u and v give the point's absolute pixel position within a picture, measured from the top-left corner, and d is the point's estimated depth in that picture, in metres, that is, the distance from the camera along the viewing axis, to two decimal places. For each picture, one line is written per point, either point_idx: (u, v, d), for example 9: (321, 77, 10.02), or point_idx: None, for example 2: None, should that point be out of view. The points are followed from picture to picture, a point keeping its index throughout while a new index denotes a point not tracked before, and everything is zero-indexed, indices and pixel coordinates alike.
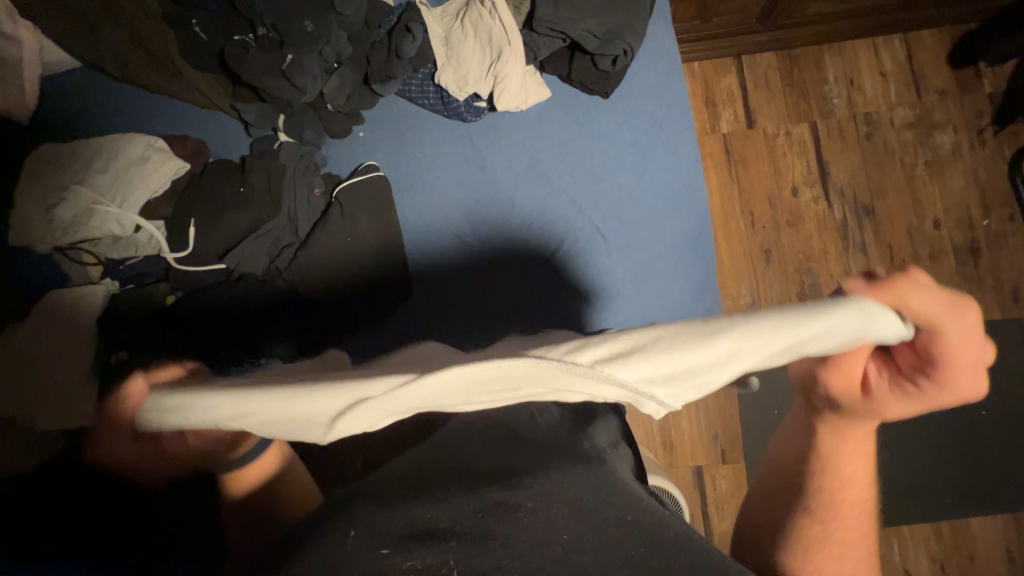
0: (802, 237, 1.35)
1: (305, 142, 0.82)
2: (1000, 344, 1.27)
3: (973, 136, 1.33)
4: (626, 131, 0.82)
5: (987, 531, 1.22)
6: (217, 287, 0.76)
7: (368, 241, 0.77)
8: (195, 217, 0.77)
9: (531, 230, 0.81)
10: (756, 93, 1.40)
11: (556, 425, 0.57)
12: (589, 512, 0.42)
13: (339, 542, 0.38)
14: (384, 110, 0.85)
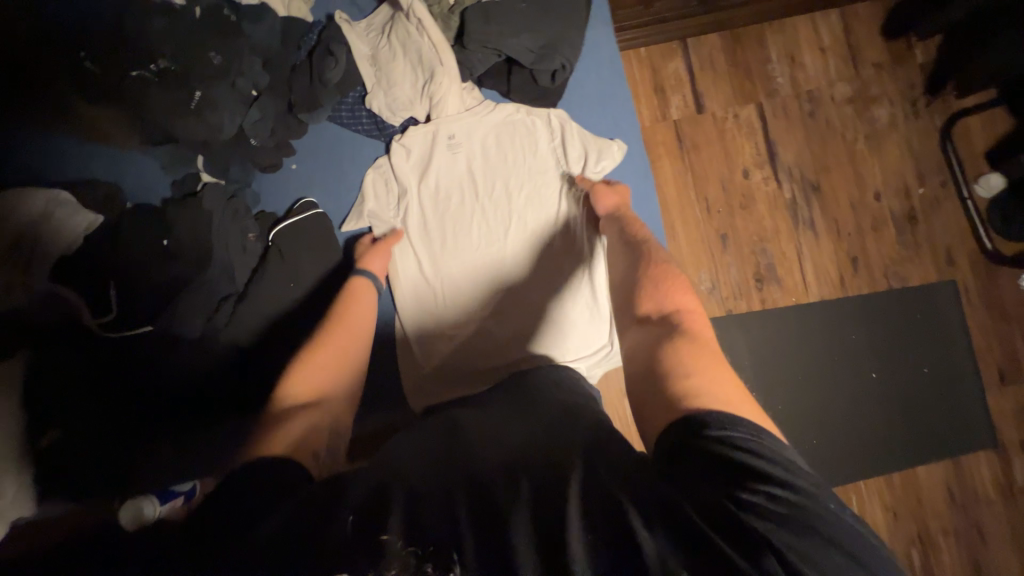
0: (755, 219, 1.38)
1: (230, 181, 0.79)
2: (937, 304, 1.36)
3: (908, 107, 1.38)
4: (541, 123, 0.87)
5: (932, 477, 1.33)
6: (154, 347, 0.74)
7: (313, 281, 0.79)
8: (115, 280, 0.70)
9: (478, 232, 0.86)
10: (703, 76, 1.39)
11: (527, 404, 0.68)
12: (542, 459, 0.54)
13: (338, 519, 0.47)
14: (316, 138, 0.84)
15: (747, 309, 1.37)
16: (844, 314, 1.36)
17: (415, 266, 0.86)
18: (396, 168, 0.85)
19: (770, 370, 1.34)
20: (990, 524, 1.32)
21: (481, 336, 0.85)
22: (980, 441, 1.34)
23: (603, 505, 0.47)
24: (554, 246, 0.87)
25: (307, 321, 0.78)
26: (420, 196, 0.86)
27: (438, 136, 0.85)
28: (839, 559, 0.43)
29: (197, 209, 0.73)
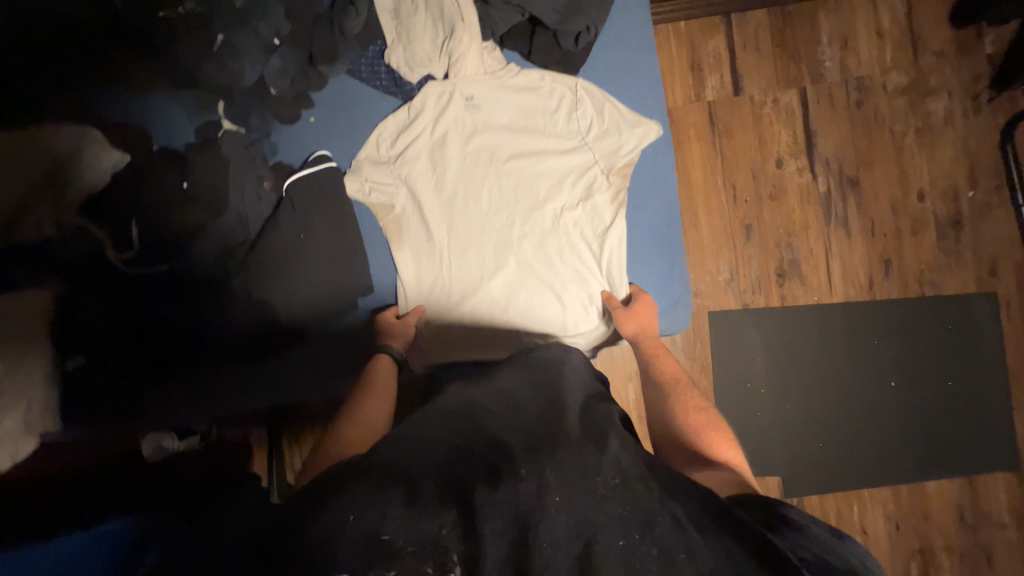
0: (784, 211, 1.32)
1: (247, 130, 0.80)
2: (972, 316, 1.28)
3: (967, 103, 1.27)
4: (560, 89, 0.83)
5: (942, 494, 1.29)
6: (165, 285, 0.78)
7: (322, 236, 0.79)
8: (138, 220, 0.77)
9: (487, 197, 0.83)
10: (744, 56, 1.32)
11: (551, 394, 0.69)
12: (576, 483, 0.55)
13: (354, 504, 0.48)
14: (335, 93, 0.84)
15: (765, 304, 1.32)
16: (868, 318, 1.30)
17: (421, 229, 0.83)
18: (411, 128, 0.83)
19: (782, 370, 1.30)
20: (1000, 548, 1.27)
21: (482, 304, 0.83)
22: (1000, 463, 1.28)
23: (635, 534, 0.50)
24: (566, 220, 0.83)
25: (314, 274, 0.79)
26: (431, 158, 0.83)
27: (456, 98, 0.83)
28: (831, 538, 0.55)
29: (216, 154, 0.77)
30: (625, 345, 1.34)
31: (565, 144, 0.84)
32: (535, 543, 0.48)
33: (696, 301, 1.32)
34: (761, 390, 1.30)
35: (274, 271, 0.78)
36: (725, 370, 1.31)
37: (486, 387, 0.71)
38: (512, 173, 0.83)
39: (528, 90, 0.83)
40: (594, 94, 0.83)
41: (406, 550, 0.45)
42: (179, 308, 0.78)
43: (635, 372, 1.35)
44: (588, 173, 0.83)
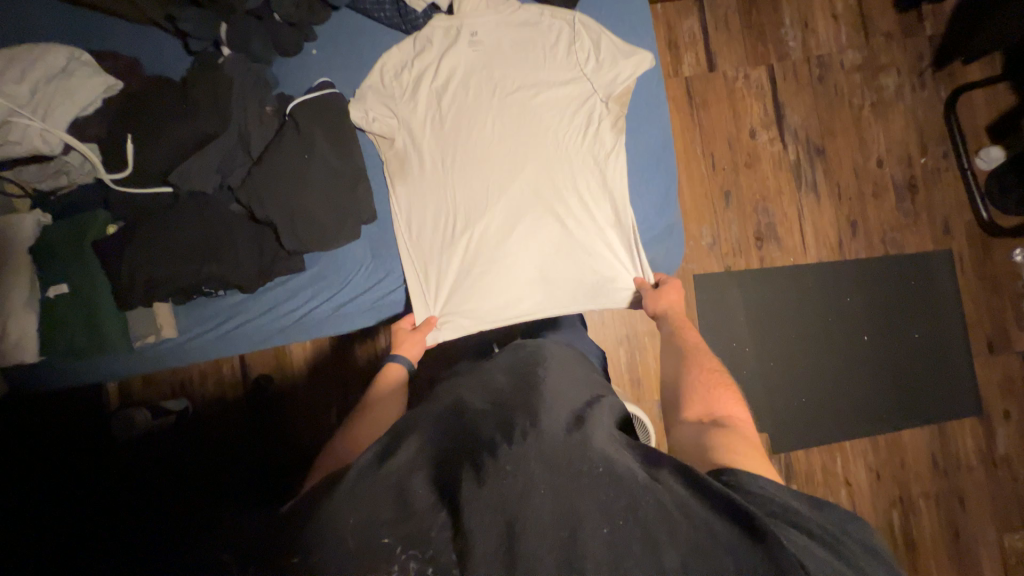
0: (759, 178, 1.40)
1: (252, 57, 0.79)
2: (931, 272, 1.39)
3: (915, 78, 1.41)
4: (560, 24, 0.87)
5: (916, 441, 1.35)
6: (154, 209, 0.74)
7: (326, 158, 0.75)
8: (135, 135, 0.72)
9: (490, 127, 0.85)
10: (717, 36, 1.41)
11: (538, 390, 0.67)
12: (563, 470, 0.51)
13: (344, 511, 0.47)
14: (336, 28, 0.86)
15: (746, 266, 1.38)
16: (840, 277, 1.38)
17: (425, 159, 0.85)
18: (415, 60, 0.85)
19: (764, 328, 1.36)
20: (970, 490, 1.34)
21: (488, 233, 0.84)
22: (965, 408, 1.36)
23: (619, 520, 0.47)
24: (568, 152, 0.86)
25: (316, 201, 0.74)
26: (435, 90, 0.86)
27: (461, 31, 0.86)
28: (798, 504, 0.52)
29: (218, 74, 0.73)
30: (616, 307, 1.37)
31: (564, 76, 0.87)
32: (525, 542, 0.45)
33: (682, 264, 1.37)
34: (746, 347, 1.35)
35: (276, 194, 0.72)
36: (711, 328, 1.35)
37: (475, 385, 0.72)
38: (515, 105, 0.86)
39: (529, 25, 0.87)
40: (591, 28, 0.86)
41: (406, 555, 0.44)
42: (164, 224, 0.72)
43: (626, 334, 1.37)
44: (587, 105, 0.87)
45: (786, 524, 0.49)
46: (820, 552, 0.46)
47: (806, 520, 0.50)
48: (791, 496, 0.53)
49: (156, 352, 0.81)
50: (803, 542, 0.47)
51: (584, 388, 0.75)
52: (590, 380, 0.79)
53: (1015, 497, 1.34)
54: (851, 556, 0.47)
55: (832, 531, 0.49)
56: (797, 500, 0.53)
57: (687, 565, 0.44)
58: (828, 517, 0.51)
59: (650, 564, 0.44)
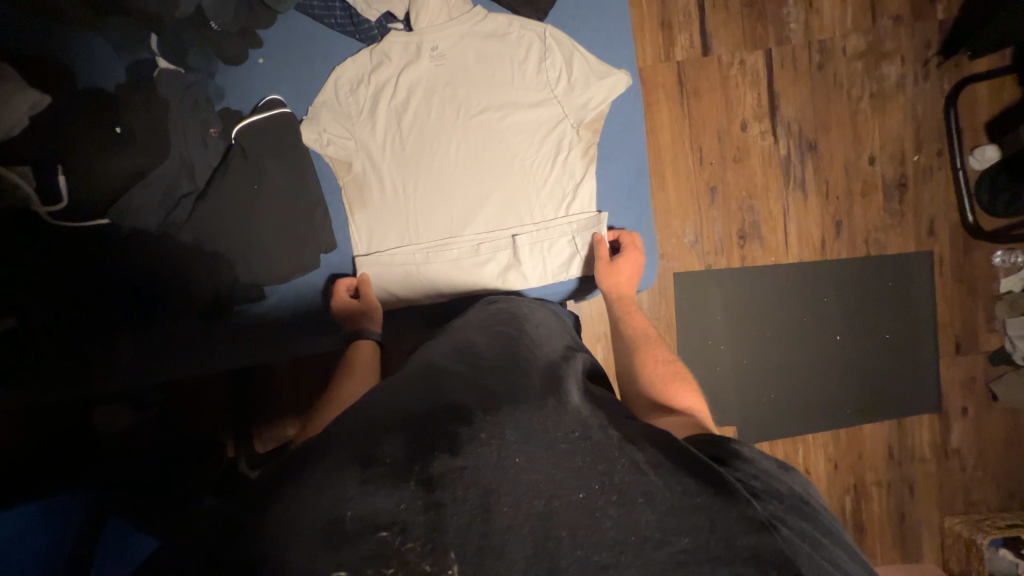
0: (747, 173, 1.35)
1: (190, 69, 0.89)
2: (911, 273, 1.39)
3: (918, 68, 1.33)
4: (529, 38, 0.98)
5: (876, 435, 1.41)
6: (101, 237, 0.85)
7: (275, 181, 0.91)
8: (65, 164, 0.80)
9: (451, 145, 0.99)
10: (714, 15, 1.31)
11: (513, 356, 0.74)
12: (537, 437, 0.56)
13: (322, 501, 0.48)
14: (283, 31, 0.97)
15: (727, 264, 1.36)
16: (820, 276, 1.38)
17: (386, 172, 0.98)
18: (371, 75, 0.96)
19: (740, 325, 1.37)
20: (921, 480, 1.42)
21: (449, 238, 1.00)
22: (926, 405, 1.41)
23: (595, 484, 0.52)
24: (525, 157, 1.00)
25: (269, 218, 0.91)
26: (393, 102, 0.98)
27: (421, 46, 0.97)
28: (773, 470, 0.59)
29: (155, 98, 0.85)
30: (594, 306, 1.34)
31: (532, 88, 0.99)
32: (496, 509, 0.50)
33: (663, 262, 1.35)
34: (721, 345, 1.37)
35: (229, 208, 0.88)
36: (688, 327, 1.36)
37: (448, 345, 0.77)
38: (477, 113, 0.99)
39: (498, 36, 0.98)
40: (563, 44, 0.97)
41: (405, 546, 0.46)
42: (118, 255, 0.86)
43: (604, 332, 1.36)
44: (553, 120, 1.00)
45: (765, 495, 0.55)
46: (794, 520, 0.52)
47: (777, 482, 0.57)
48: (764, 459, 0.61)
49: (129, 376, 0.91)
50: (776, 508, 0.53)
51: (558, 343, 0.85)
52: (562, 333, 0.91)
53: (960, 486, 1.43)
54: (811, 513, 0.54)
55: (800, 495, 0.57)
56: (770, 467, 0.60)
57: (663, 523, 0.49)
58: (792, 478, 0.60)
59: (624, 523, 0.49)
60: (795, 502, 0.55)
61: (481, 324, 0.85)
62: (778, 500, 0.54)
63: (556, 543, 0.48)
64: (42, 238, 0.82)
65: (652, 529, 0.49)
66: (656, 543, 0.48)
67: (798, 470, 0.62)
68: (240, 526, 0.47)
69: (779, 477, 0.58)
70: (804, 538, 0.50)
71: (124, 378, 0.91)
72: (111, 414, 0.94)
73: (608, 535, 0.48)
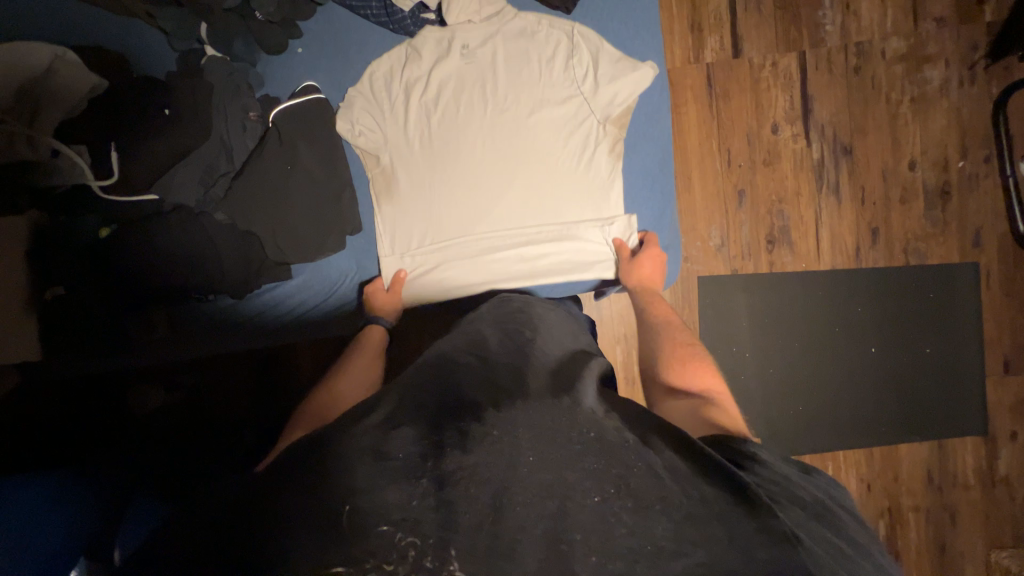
0: (777, 177, 1.31)
1: (235, 56, 0.95)
2: (954, 286, 1.31)
3: (964, 71, 1.28)
4: (559, 32, 1.00)
5: (914, 456, 1.33)
6: (140, 214, 0.90)
7: (306, 167, 0.95)
8: (116, 144, 0.86)
9: (478, 139, 1.00)
10: (746, 17, 1.29)
11: (525, 351, 0.75)
12: (553, 440, 0.55)
13: (335, 493, 0.48)
14: (321, 23, 1.02)
15: (753, 270, 1.32)
16: (853, 285, 1.32)
17: (414, 163, 1.00)
18: (404, 71, 1.00)
19: (766, 335, 1.33)
20: (964, 508, 1.33)
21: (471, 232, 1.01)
22: (971, 427, 1.32)
23: (609, 487, 0.51)
24: (551, 152, 1.01)
25: (296, 207, 0.94)
26: (423, 96, 1.00)
27: (454, 42, 0.99)
28: (790, 474, 0.57)
29: (199, 81, 0.90)
30: (615, 307, 1.31)
31: (559, 85, 1.00)
32: (508, 514, 0.49)
33: (686, 265, 1.32)
34: (745, 353, 1.33)
35: (262, 194, 0.92)
36: (710, 334, 1.32)
37: (466, 340, 0.77)
38: (503, 108, 1.01)
39: (527, 34, 1.00)
40: (590, 40, 0.99)
41: (405, 540, 0.45)
42: (146, 238, 0.87)
43: (624, 334, 1.32)
44: (579, 115, 1.01)
45: (786, 500, 0.52)
46: (817, 529, 0.49)
47: (796, 487, 0.55)
48: (782, 461, 0.59)
49: (158, 353, 0.98)
50: (797, 518, 0.49)
51: (573, 343, 0.86)
52: (577, 338, 0.89)
53: (1008, 518, 1.32)
54: (836, 523, 0.51)
55: (822, 501, 0.54)
56: (787, 469, 0.58)
57: (678, 528, 0.48)
58: (813, 482, 0.57)
59: (640, 529, 0.48)
60: (816, 508, 0.52)
61: (497, 319, 0.86)
62: (799, 507, 0.52)
63: (569, 546, 0.47)
64: (94, 211, 0.89)
65: (667, 537, 0.47)
66: (671, 554, 0.46)
67: (821, 473, 0.60)
68: (260, 501, 0.47)
69: (800, 483, 0.56)
70: (826, 549, 0.46)
71: (156, 354, 0.98)
72: (144, 397, 0.96)
73: (621, 542, 0.47)
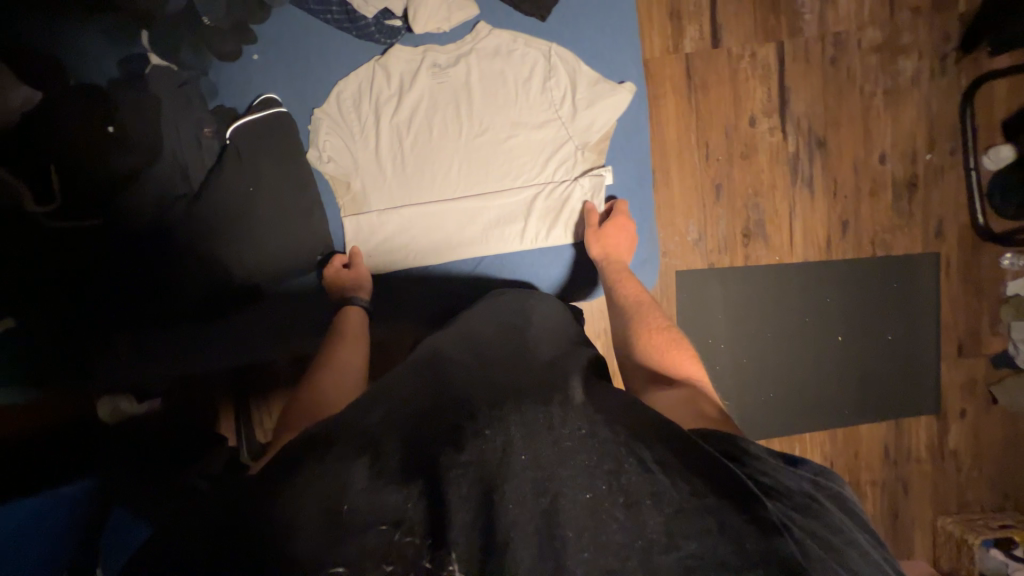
0: (753, 171, 1.32)
1: (183, 64, 0.92)
2: (917, 274, 1.37)
3: (935, 63, 1.29)
4: (535, 52, 1.00)
5: (872, 435, 1.42)
6: (97, 236, 0.90)
7: (269, 181, 0.94)
8: (56, 165, 0.85)
9: (451, 161, 1.00)
10: (725, 5, 1.26)
11: (517, 349, 0.77)
12: (542, 436, 0.56)
13: (323, 496, 0.49)
14: (277, 27, 0.96)
15: (729, 263, 1.35)
16: (823, 276, 1.36)
17: (386, 185, 0.99)
18: (371, 93, 0.98)
19: (740, 325, 1.36)
20: (915, 479, 1.43)
21: (446, 246, 1.02)
22: (926, 406, 1.41)
23: (602, 485, 0.51)
24: (528, 175, 1.01)
25: (269, 216, 0.95)
26: (394, 118, 0.98)
27: (424, 63, 0.98)
28: (779, 464, 0.59)
29: (145, 96, 0.89)
30: (594, 303, 1.31)
31: (536, 107, 1.00)
32: (505, 507, 0.49)
33: (664, 260, 1.33)
34: (720, 344, 1.36)
35: (222, 208, 0.92)
36: (688, 327, 1.35)
37: (458, 337, 0.80)
38: (479, 129, 1.01)
39: (502, 54, 1.00)
40: (566, 60, 1.00)
41: (402, 538, 0.47)
42: (112, 252, 0.90)
43: (603, 330, 1.32)
44: (555, 133, 1.01)
45: (778, 496, 0.54)
46: (806, 523, 0.51)
47: (786, 478, 0.57)
48: (773, 456, 0.60)
49: (126, 365, 0.95)
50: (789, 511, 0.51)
51: (561, 335, 0.86)
52: (566, 329, 0.89)
53: (954, 487, 1.44)
54: (824, 516, 0.53)
55: (811, 495, 0.55)
56: (778, 457, 0.60)
57: (669, 525, 0.48)
58: (801, 472, 0.59)
59: (631, 527, 0.48)
60: (805, 500, 0.54)
61: (485, 315, 0.89)
62: (792, 500, 0.54)
63: (561, 542, 0.47)
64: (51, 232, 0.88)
65: (659, 530, 0.48)
66: (663, 547, 0.47)
67: (806, 460, 0.62)
68: (238, 515, 0.47)
69: (787, 474, 0.57)
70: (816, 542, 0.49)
71: (125, 369, 0.95)
72: (116, 405, 0.93)
73: (614, 538, 0.48)
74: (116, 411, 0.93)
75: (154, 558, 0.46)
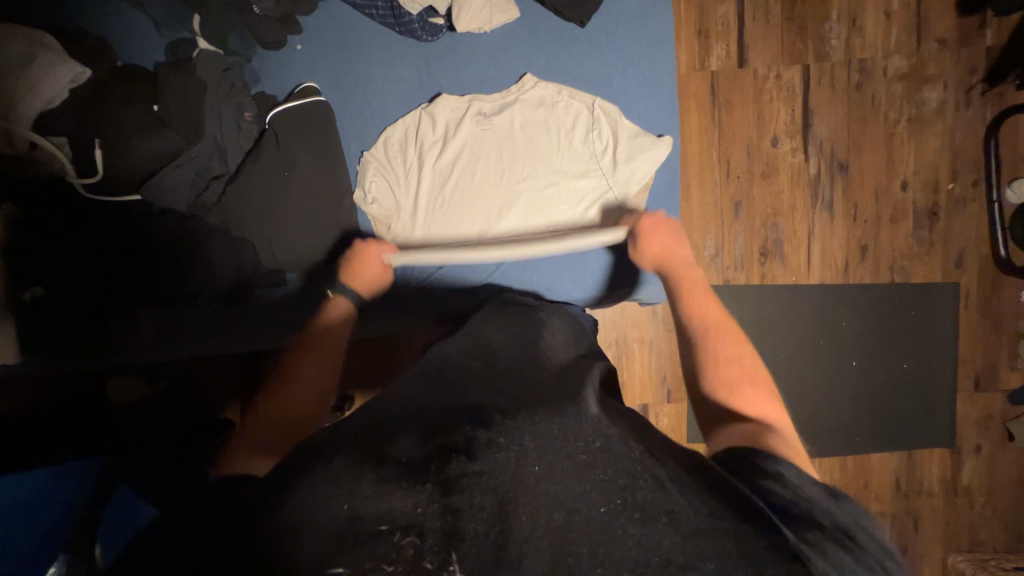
0: (773, 191, 1.32)
1: (229, 50, 0.97)
2: (935, 304, 1.35)
3: (961, 94, 1.29)
4: (579, 94, 1.05)
5: (884, 465, 1.39)
6: (129, 214, 0.92)
7: (301, 168, 0.95)
8: (100, 141, 0.86)
9: (489, 202, 1.05)
10: (753, 26, 1.28)
11: (530, 355, 0.77)
12: (556, 447, 0.55)
13: (328, 500, 0.48)
14: (323, 19, 1.02)
15: (745, 282, 1.34)
16: (840, 300, 1.35)
17: (428, 224, 1.05)
18: (419, 139, 1.04)
19: (755, 345, 1.35)
20: (926, 515, 1.40)
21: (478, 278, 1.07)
22: (940, 439, 1.38)
23: (616, 500, 0.50)
24: (562, 222, 1.05)
25: (294, 205, 0.95)
26: (438, 163, 1.05)
27: (470, 111, 1.05)
28: (814, 492, 0.53)
29: (192, 78, 0.90)
30: (607, 312, 1.31)
31: (578, 157, 1.05)
32: (515, 517, 0.49)
33: None
34: None
35: (248, 197, 0.93)
36: None
37: (468, 336, 0.81)
38: (519, 175, 1.05)
39: (547, 104, 1.05)
40: (609, 113, 1.04)
41: (405, 541, 0.46)
42: (139, 235, 0.92)
43: (615, 340, 1.31)
44: (592, 181, 1.05)
45: (802, 521, 0.50)
46: (826, 552, 0.47)
47: (812, 505, 0.51)
48: (807, 482, 0.54)
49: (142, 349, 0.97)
50: (806, 537, 0.48)
51: (572, 346, 0.86)
52: (579, 343, 0.88)
53: (967, 523, 1.40)
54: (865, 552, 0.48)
55: (841, 528, 0.50)
56: (813, 484, 0.54)
57: (686, 544, 0.47)
58: (841, 505, 0.52)
59: (647, 542, 0.47)
60: (834, 532, 0.49)
61: (499, 316, 0.90)
62: (814, 529, 0.49)
63: (575, 559, 0.46)
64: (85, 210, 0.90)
65: (675, 551, 0.46)
66: (679, 566, 0.45)
67: (853, 498, 0.53)
68: (252, 504, 0.49)
69: (817, 502, 0.52)
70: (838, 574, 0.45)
71: (142, 352, 0.97)
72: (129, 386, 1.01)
73: (630, 554, 0.46)
74: (124, 389, 1.01)
75: (168, 530, 0.47)
